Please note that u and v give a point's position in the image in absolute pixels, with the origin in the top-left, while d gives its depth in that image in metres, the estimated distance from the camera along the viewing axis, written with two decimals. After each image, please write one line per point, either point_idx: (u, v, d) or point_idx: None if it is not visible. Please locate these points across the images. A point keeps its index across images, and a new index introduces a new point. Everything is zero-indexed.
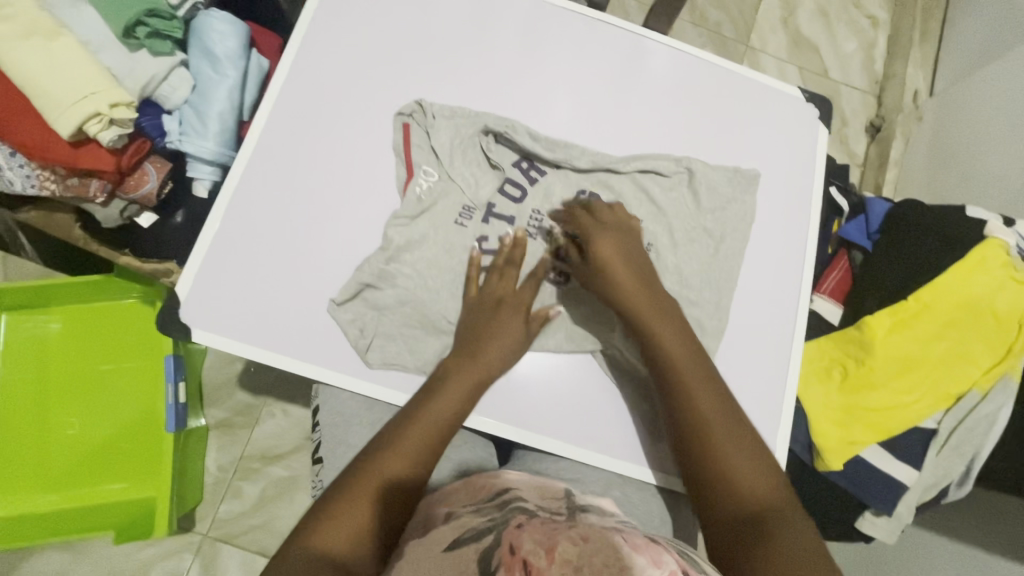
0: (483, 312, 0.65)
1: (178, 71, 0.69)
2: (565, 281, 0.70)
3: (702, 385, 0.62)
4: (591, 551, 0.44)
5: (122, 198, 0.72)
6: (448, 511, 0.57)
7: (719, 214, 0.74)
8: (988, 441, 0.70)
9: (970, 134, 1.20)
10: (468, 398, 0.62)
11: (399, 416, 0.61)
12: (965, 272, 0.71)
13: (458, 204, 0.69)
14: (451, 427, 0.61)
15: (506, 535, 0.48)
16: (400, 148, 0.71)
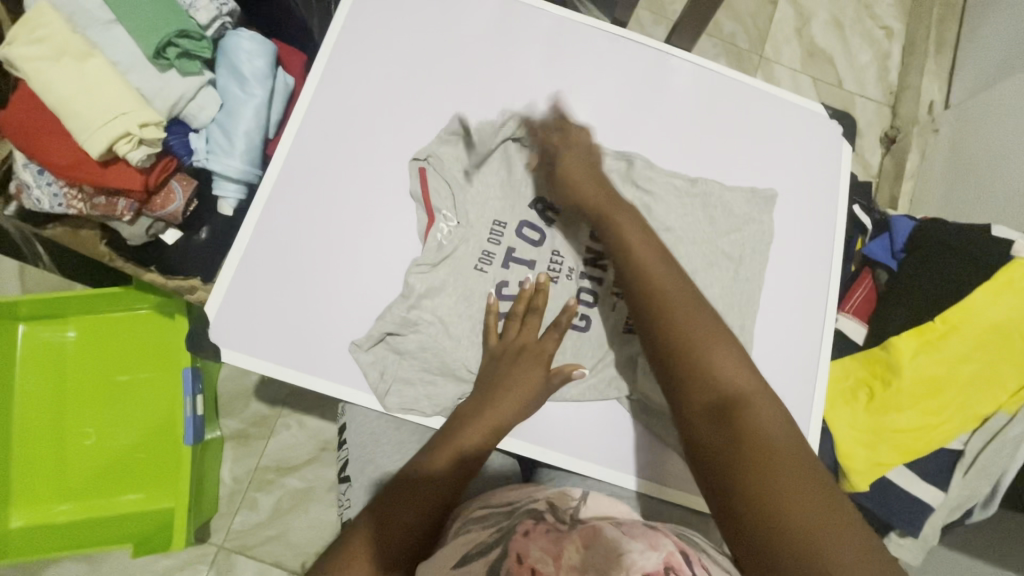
0: (504, 359, 0.64)
1: (206, 90, 0.69)
2: (587, 326, 0.69)
3: (664, 291, 0.60)
4: (595, 554, 0.45)
5: (148, 215, 0.72)
6: (459, 521, 0.58)
7: (734, 237, 0.73)
8: (1014, 462, 0.71)
9: (988, 147, 1.20)
10: (480, 449, 0.61)
11: (419, 459, 0.61)
12: (993, 293, 0.71)
13: (487, 224, 0.70)
14: (471, 468, 0.60)
15: (512, 545, 0.49)
16: (418, 195, 0.69)
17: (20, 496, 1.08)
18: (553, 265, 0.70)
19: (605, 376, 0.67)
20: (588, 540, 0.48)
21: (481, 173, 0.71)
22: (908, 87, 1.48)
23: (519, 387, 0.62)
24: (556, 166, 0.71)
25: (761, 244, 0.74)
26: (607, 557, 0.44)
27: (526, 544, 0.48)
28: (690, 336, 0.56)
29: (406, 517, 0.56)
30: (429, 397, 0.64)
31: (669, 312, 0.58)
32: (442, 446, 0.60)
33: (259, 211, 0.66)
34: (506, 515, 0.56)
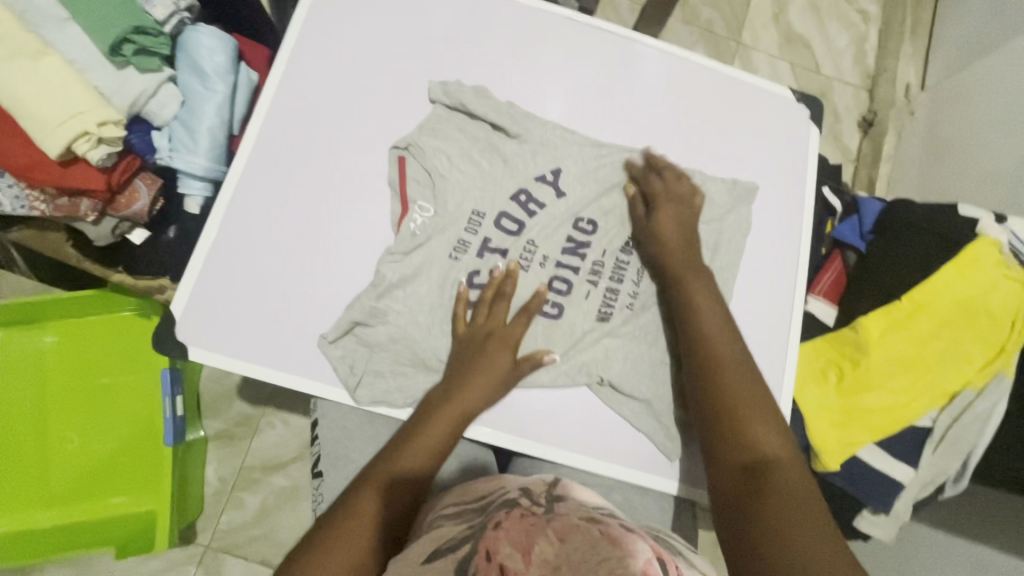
0: (469, 348, 0.64)
1: (166, 87, 0.69)
2: (559, 313, 0.68)
3: (717, 348, 0.63)
4: (569, 550, 0.45)
5: (113, 216, 0.71)
6: (431, 516, 0.58)
7: (716, 225, 0.74)
8: (983, 437, 0.71)
9: (963, 127, 1.21)
10: (450, 437, 0.61)
11: (385, 452, 0.60)
12: (958, 271, 0.72)
13: (467, 213, 0.69)
14: (438, 459, 0.61)
15: (483, 541, 0.48)
16: (395, 183, 0.69)
17: (3, 503, 1.07)
18: (526, 253, 0.69)
19: (576, 364, 0.67)
20: (563, 535, 0.47)
21: (456, 162, 0.70)
22: (885, 70, 1.48)
23: (488, 372, 0.63)
24: (650, 220, 0.69)
25: (731, 230, 0.74)
26: (587, 557, 0.43)
27: (496, 540, 0.47)
28: (735, 397, 0.60)
29: (374, 513, 0.56)
30: (401, 390, 0.64)
31: (719, 370, 0.62)
32: (409, 437, 0.60)
33: (224, 207, 0.66)
34: (478, 511, 0.56)
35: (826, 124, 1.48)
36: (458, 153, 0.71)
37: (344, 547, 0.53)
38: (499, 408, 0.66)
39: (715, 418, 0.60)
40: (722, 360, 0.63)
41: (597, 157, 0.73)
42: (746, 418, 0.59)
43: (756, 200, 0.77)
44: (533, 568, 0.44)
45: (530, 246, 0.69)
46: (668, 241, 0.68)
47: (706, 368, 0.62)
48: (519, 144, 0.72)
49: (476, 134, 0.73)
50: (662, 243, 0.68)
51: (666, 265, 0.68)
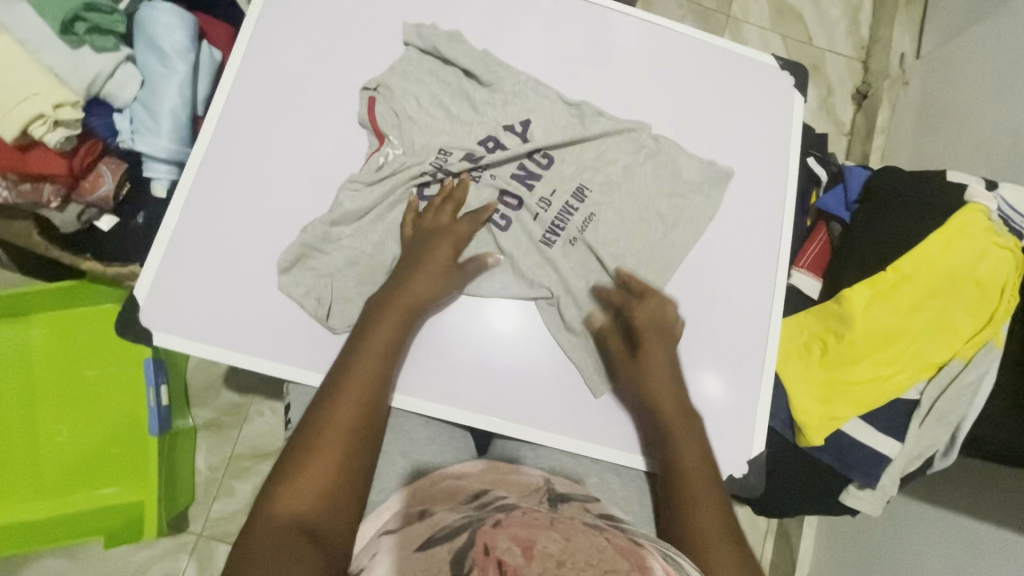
0: (415, 247, 0.65)
1: (124, 68, 0.66)
2: (507, 225, 0.69)
3: (672, 415, 0.64)
4: (574, 548, 0.40)
5: (78, 202, 0.70)
6: (424, 511, 0.54)
7: (676, 202, 0.71)
8: (973, 409, 0.69)
9: (957, 96, 1.18)
10: (401, 334, 0.61)
11: (339, 361, 0.59)
12: (945, 239, 0.70)
13: (433, 151, 0.68)
14: (398, 352, 0.60)
15: (480, 537, 0.44)
16: (365, 120, 0.69)
17: None
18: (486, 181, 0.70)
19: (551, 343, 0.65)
20: (569, 535, 0.42)
21: (426, 105, 0.70)
22: (879, 40, 1.45)
23: (431, 268, 0.63)
24: (635, 357, 0.65)
25: (708, 203, 0.72)
26: (593, 562, 0.39)
27: (494, 536, 0.43)
28: (689, 459, 0.62)
29: (344, 419, 0.55)
30: None
31: (676, 437, 0.63)
32: (363, 337, 0.60)
33: (186, 189, 0.64)
34: (475, 508, 0.52)
35: (819, 97, 1.45)
36: (426, 127, 0.69)
37: (319, 461, 0.52)
38: (473, 389, 0.65)
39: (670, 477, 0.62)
40: (702, 519, 0.58)
41: (569, 116, 0.72)
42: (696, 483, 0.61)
43: (728, 205, 0.74)
44: (535, 562, 0.38)
45: (486, 169, 0.69)
46: (655, 388, 0.64)
47: (665, 435, 0.63)
48: (486, 93, 0.71)
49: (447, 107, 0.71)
50: (648, 364, 0.65)
51: (654, 424, 0.63)
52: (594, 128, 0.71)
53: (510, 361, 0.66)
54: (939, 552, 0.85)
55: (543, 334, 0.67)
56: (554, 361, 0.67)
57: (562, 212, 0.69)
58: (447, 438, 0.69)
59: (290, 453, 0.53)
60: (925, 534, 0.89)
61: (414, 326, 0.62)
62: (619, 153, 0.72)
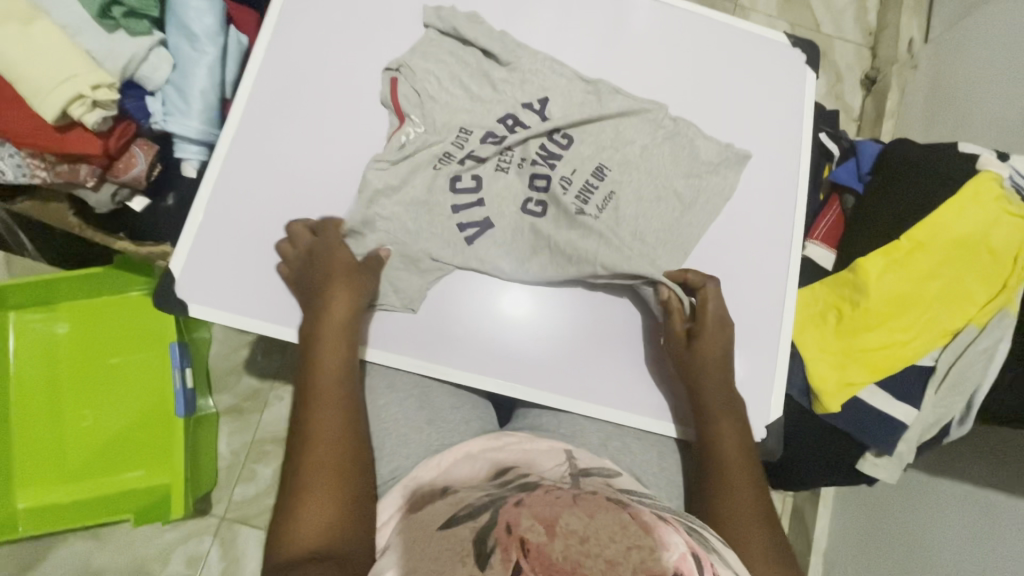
0: (309, 265, 0.64)
1: (157, 51, 0.69)
2: (542, 211, 0.69)
3: (715, 402, 0.66)
4: (598, 525, 0.42)
5: (113, 181, 0.72)
6: (445, 486, 0.54)
7: (695, 182, 0.72)
8: (989, 375, 0.70)
9: (966, 77, 1.18)
10: (348, 348, 0.63)
11: (298, 404, 0.62)
12: (957, 208, 0.71)
13: (454, 129, 0.69)
14: (343, 380, 0.63)
15: (502, 514, 0.45)
16: (388, 100, 0.71)
17: (23, 479, 1.11)
18: (504, 160, 0.70)
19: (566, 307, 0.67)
20: (592, 512, 0.43)
21: (446, 85, 0.71)
22: (886, 26, 1.46)
23: (345, 285, 0.63)
24: (691, 346, 0.66)
25: (723, 176, 0.73)
26: (615, 540, 0.41)
27: (516, 514, 0.44)
28: (722, 443, 0.65)
29: (319, 453, 0.59)
30: (403, 329, 0.67)
31: (714, 423, 0.65)
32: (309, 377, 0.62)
33: (219, 165, 0.67)
34: (498, 485, 0.51)
35: (827, 84, 1.46)
36: (446, 104, 0.70)
37: (315, 496, 0.56)
38: (497, 357, 0.67)
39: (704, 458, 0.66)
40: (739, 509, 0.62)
41: (585, 92, 0.73)
42: (729, 465, 0.64)
43: (744, 176, 0.75)
44: (558, 541, 0.40)
45: (508, 150, 0.70)
46: (706, 377, 0.66)
47: (707, 420, 0.66)
48: (505, 72, 0.72)
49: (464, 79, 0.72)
50: (699, 362, 0.66)
51: (702, 411, 0.66)
52: (611, 104, 0.72)
53: (531, 330, 0.68)
54: (957, 523, 0.86)
55: (562, 303, 0.69)
56: (576, 331, 0.69)
57: (583, 189, 0.69)
58: (471, 406, 0.71)
59: (286, 495, 0.58)
60: (942, 505, 0.90)
61: (352, 344, 0.64)
62: (636, 129, 0.72)
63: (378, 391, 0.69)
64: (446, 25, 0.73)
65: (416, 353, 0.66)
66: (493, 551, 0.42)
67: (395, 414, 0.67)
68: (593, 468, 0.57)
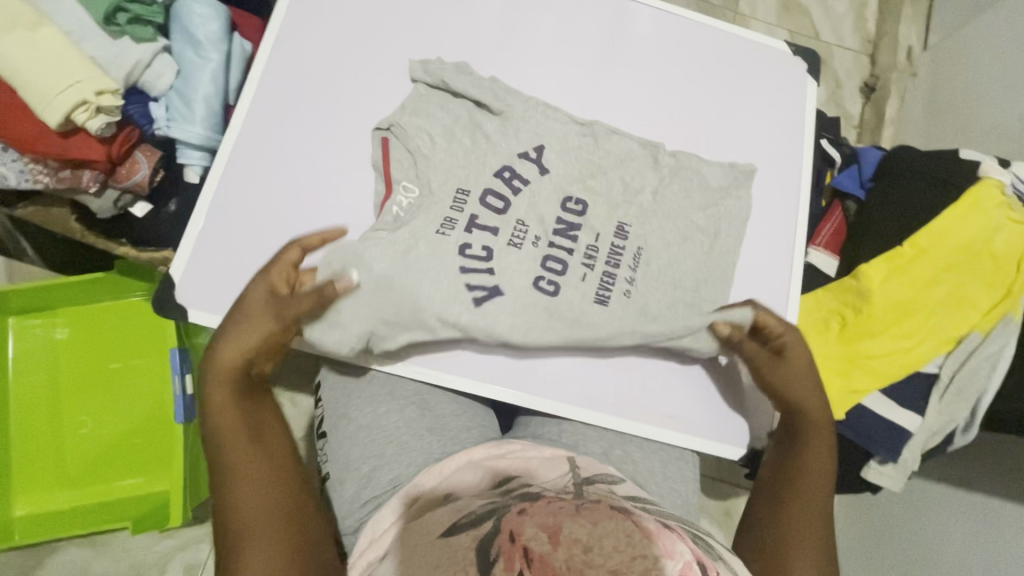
0: (239, 303, 0.62)
1: (161, 58, 0.70)
2: (556, 290, 0.64)
3: (816, 418, 0.65)
4: (601, 533, 0.42)
5: (115, 188, 0.73)
6: (448, 492, 0.54)
7: (712, 211, 0.70)
8: (993, 382, 0.69)
9: (964, 85, 1.19)
10: (240, 391, 0.61)
11: (213, 454, 0.59)
12: (961, 214, 0.71)
13: (451, 191, 0.66)
14: (265, 423, 0.61)
15: (506, 522, 0.44)
16: (379, 163, 0.68)
17: (21, 485, 1.10)
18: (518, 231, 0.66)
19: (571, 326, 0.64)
20: (596, 520, 0.43)
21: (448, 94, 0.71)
22: (885, 34, 1.46)
23: (244, 334, 0.61)
24: (779, 356, 0.66)
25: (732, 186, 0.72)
26: (619, 551, 0.41)
27: (521, 522, 0.43)
28: (813, 456, 0.63)
29: (254, 498, 0.56)
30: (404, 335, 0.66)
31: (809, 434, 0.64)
32: (210, 427, 0.60)
33: (222, 173, 0.67)
34: (500, 494, 0.51)
35: (827, 91, 1.47)
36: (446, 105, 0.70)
37: (247, 540, 0.53)
38: (501, 363, 0.67)
39: (790, 467, 0.63)
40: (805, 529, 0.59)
41: (579, 136, 0.71)
42: (811, 476, 0.63)
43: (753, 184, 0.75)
44: (561, 550, 0.40)
45: (522, 224, 0.66)
46: (793, 383, 0.65)
47: (800, 431, 0.65)
48: (498, 123, 0.69)
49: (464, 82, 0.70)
50: (778, 377, 0.66)
51: (795, 413, 0.65)
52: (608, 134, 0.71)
53: None
54: (961, 532, 0.86)
55: None
56: None
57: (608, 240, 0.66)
58: (472, 414, 0.70)
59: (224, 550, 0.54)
60: (948, 514, 0.89)
61: (246, 385, 0.62)
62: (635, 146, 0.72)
63: (378, 397, 0.69)
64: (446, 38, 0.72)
65: (418, 360, 0.66)
66: (496, 559, 0.41)
67: (396, 421, 0.67)
68: (597, 476, 0.56)
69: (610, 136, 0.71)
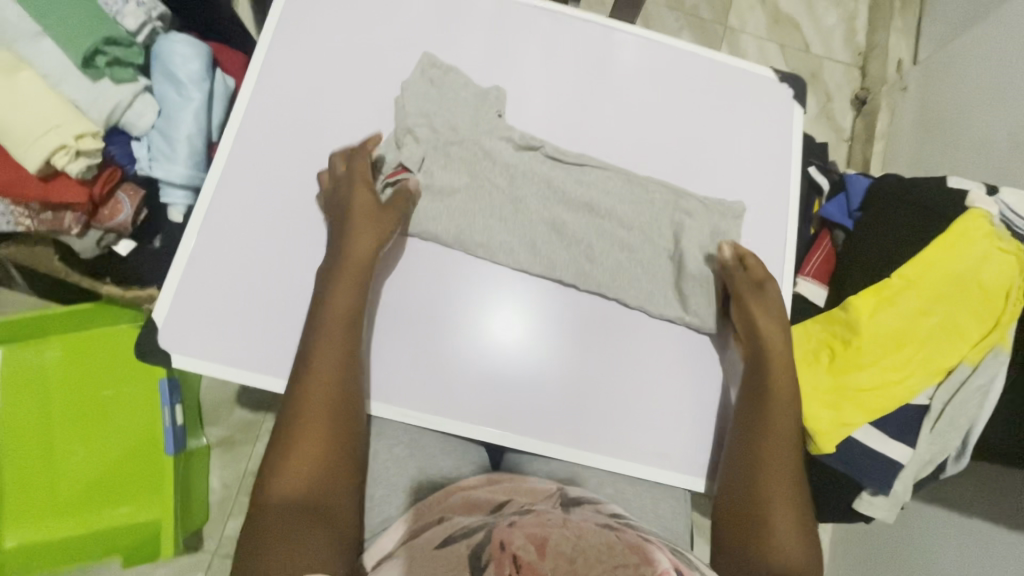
0: (341, 185, 0.66)
1: (142, 98, 0.69)
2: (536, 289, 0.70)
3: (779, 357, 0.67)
4: (584, 546, 0.42)
5: (97, 228, 0.72)
6: (441, 515, 0.53)
7: (686, 239, 0.71)
8: (983, 413, 0.70)
9: (954, 100, 1.19)
10: (372, 242, 0.64)
11: (307, 323, 0.62)
12: (949, 244, 0.71)
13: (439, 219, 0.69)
14: (363, 274, 0.63)
15: (496, 533, 0.44)
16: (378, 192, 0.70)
17: (9, 516, 1.08)
18: (499, 255, 0.69)
19: (549, 340, 0.68)
20: (580, 533, 0.43)
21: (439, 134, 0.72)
22: (875, 46, 1.46)
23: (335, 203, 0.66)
24: (759, 288, 0.68)
25: (718, 222, 0.73)
26: (602, 559, 0.40)
27: (510, 532, 0.43)
28: (780, 401, 0.64)
29: (323, 377, 0.59)
30: (389, 376, 0.65)
31: (778, 377, 0.65)
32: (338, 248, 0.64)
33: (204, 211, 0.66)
34: (491, 513, 0.51)
35: (818, 104, 1.46)
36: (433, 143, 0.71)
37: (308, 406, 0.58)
38: (488, 401, 0.66)
39: (763, 415, 0.64)
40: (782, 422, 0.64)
41: (561, 169, 0.73)
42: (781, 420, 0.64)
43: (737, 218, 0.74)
44: (549, 558, 0.39)
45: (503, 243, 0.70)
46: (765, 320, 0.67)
47: (768, 377, 0.65)
48: (487, 162, 0.72)
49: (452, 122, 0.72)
50: (757, 305, 0.67)
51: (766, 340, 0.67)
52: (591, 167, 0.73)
53: (520, 373, 0.67)
54: (955, 557, 0.85)
55: (552, 346, 0.68)
56: (566, 372, 0.68)
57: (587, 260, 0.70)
58: (461, 452, 0.70)
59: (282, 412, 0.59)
60: (942, 539, 0.89)
61: (381, 235, 0.65)
62: (621, 186, 0.73)
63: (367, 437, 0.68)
64: (439, 75, 0.73)
65: (406, 403, 0.65)
66: (487, 564, 0.41)
67: (384, 462, 0.66)
68: (584, 496, 0.55)
69: (589, 170, 0.73)
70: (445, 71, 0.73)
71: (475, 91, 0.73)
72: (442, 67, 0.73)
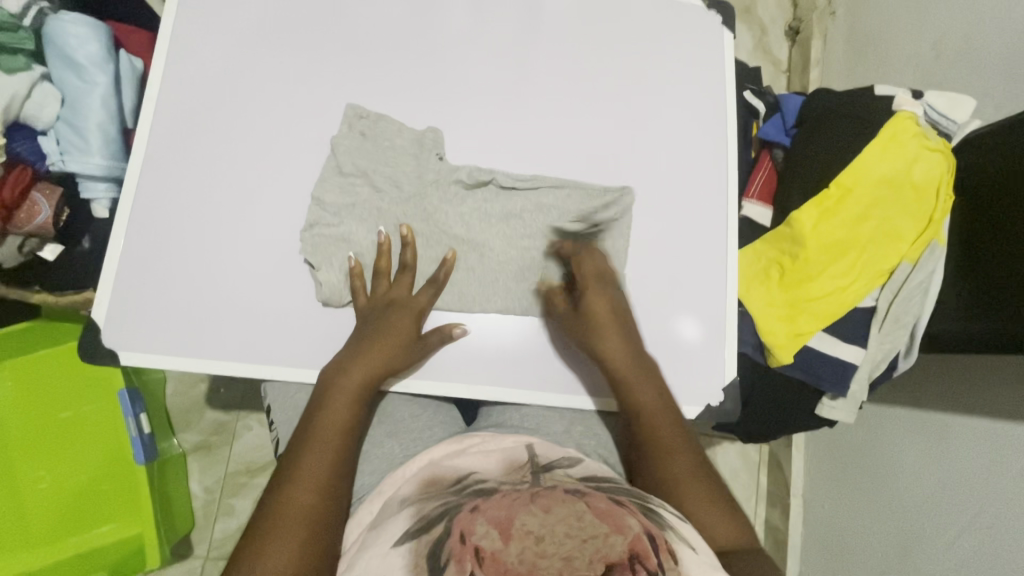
0: (371, 318, 0.64)
1: (40, 87, 0.66)
2: (485, 241, 0.68)
3: (624, 365, 0.66)
4: (554, 519, 0.40)
5: (16, 233, 0.69)
6: (402, 498, 0.52)
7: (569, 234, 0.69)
8: (926, 308, 0.74)
9: (881, 18, 1.21)
10: (394, 357, 0.62)
11: (303, 424, 0.59)
12: (882, 149, 0.73)
13: (382, 182, 0.67)
14: (373, 377, 0.61)
15: (457, 522, 0.42)
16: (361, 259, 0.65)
17: None
18: (445, 210, 0.68)
19: (507, 290, 0.67)
20: (548, 507, 0.41)
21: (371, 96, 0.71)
22: None
23: (379, 322, 0.63)
24: (578, 313, 0.67)
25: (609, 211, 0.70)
26: (570, 534, 0.39)
27: (472, 520, 0.41)
28: (657, 420, 0.64)
29: (313, 484, 0.54)
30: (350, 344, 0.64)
31: (631, 386, 0.65)
32: (355, 341, 0.63)
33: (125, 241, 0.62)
34: (455, 492, 0.49)
35: (753, 38, 1.47)
36: (388, 149, 0.68)
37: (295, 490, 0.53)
38: (453, 356, 0.66)
39: (636, 425, 0.64)
40: (654, 418, 0.64)
41: (498, 120, 0.73)
42: (660, 425, 0.64)
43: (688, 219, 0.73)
44: (513, 545, 0.38)
45: (443, 189, 0.68)
46: (606, 331, 0.66)
47: (625, 394, 0.65)
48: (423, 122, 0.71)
49: (390, 121, 0.69)
50: (577, 332, 0.67)
51: (607, 362, 0.66)
52: (527, 120, 0.73)
53: (480, 326, 0.67)
54: (914, 449, 0.91)
55: (509, 296, 0.67)
56: (527, 321, 0.68)
57: (533, 213, 0.69)
58: (433, 412, 0.70)
59: (254, 526, 0.52)
60: (902, 436, 0.94)
61: (407, 345, 0.63)
62: (580, 200, 0.70)
63: None
64: (369, 127, 0.69)
65: None
66: (447, 563, 0.39)
67: None
68: (555, 461, 0.55)
69: (551, 185, 0.70)
70: (375, 121, 0.69)
71: (411, 137, 0.69)
72: (370, 116, 0.69)
